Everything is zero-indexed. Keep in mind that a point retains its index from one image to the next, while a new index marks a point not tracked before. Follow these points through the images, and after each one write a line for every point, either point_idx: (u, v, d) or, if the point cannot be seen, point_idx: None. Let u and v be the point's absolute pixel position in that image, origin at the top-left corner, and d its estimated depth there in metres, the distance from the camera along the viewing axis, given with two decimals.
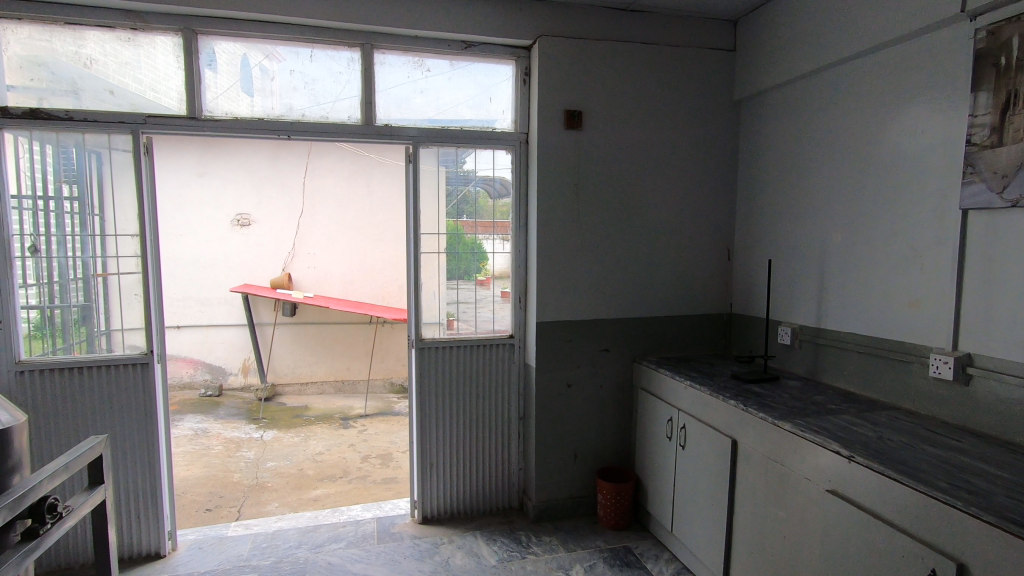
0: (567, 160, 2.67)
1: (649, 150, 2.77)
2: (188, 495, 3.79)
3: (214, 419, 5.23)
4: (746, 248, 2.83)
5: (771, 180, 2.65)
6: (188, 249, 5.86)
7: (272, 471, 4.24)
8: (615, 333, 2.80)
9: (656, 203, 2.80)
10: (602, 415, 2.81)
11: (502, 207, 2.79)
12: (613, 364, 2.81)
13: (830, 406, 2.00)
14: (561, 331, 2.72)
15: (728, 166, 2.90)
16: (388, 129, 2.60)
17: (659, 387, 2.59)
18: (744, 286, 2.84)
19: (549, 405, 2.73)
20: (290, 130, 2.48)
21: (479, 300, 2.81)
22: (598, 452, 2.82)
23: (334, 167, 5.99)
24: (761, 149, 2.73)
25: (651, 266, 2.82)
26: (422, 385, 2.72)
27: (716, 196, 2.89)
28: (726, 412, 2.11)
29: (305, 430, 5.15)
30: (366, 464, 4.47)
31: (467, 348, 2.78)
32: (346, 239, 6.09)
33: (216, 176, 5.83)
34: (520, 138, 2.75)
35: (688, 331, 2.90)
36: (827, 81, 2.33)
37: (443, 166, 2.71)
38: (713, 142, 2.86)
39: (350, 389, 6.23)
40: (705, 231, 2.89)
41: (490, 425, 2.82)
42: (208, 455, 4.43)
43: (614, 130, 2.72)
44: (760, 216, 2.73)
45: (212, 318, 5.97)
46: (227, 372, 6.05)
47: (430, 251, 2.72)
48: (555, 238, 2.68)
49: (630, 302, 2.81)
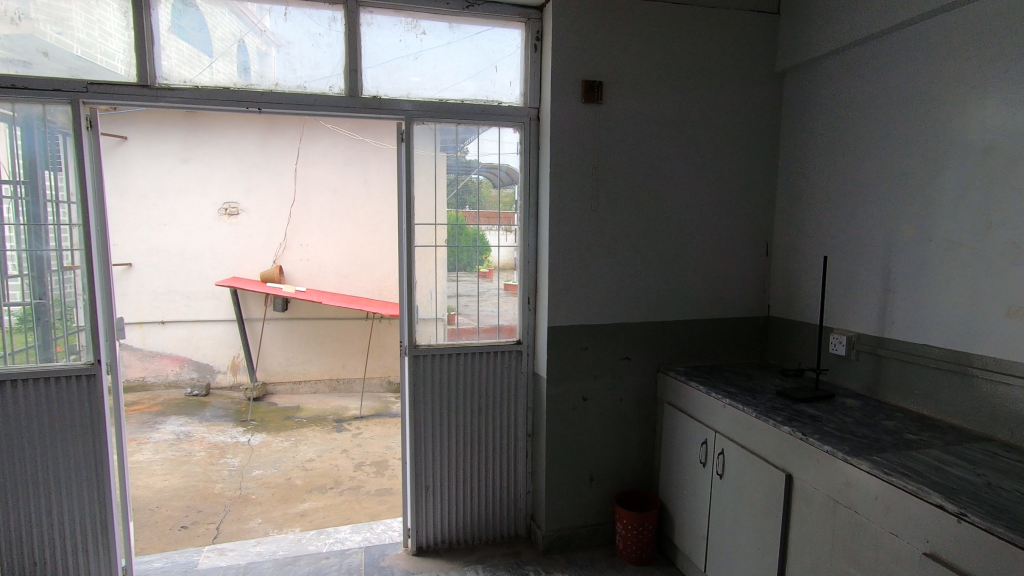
0: (585, 139, 2.31)
1: (678, 128, 2.41)
2: (164, 508, 3.47)
3: (198, 422, 4.91)
4: (789, 242, 2.46)
5: (823, 164, 2.29)
6: (173, 240, 5.53)
7: (257, 482, 3.92)
8: (637, 338, 2.45)
9: (686, 191, 2.44)
10: (621, 433, 2.47)
11: (508, 195, 2.44)
12: (635, 374, 2.46)
13: (907, 435, 1.65)
14: (576, 337, 2.37)
15: (769, 149, 2.53)
16: (377, 102, 2.24)
17: (690, 404, 2.24)
18: (785, 286, 2.49)
19: (562, 422, 2.39)
20: (262, 103, 2.13)
21: (482, 294, 2.45)
22: (617, 474, 2.48)
23: (328, 153, 5.62)
24: (810, 128, 2.37)
25: (679, 264, 2.47)
26: (416, 398, 2.38)
27: (754, 183, 2.53)
28: (778, 439, 1.76)
29: (296, 434, 4.83)
30: (360, 472, 4.14)
31: (468, 355, 2.43)
32: (341, 230, 5.74)
33: (202, 162, 5.47)
34: (529, 114, 2.38)
35: (719, 336, 2.55)
36: (900, 44, 1.96)
37: (441, 150, 2.35)
38: (752, 120, 2.49)
39: (345, 388, 5.91)
40: (741, 223, 2.53)
41: (494, 443, 2.48)
42: (188, 463, 4.11)
43: (640, 105, 2.36)
44: (806, 206, 2.37)
45: (199, 313, 5.64)
46: (215, 371, 5.72)
47: (425, 244, 2.37)
48: (571, 231, 2.32)
49: (656, 304, 2.46)
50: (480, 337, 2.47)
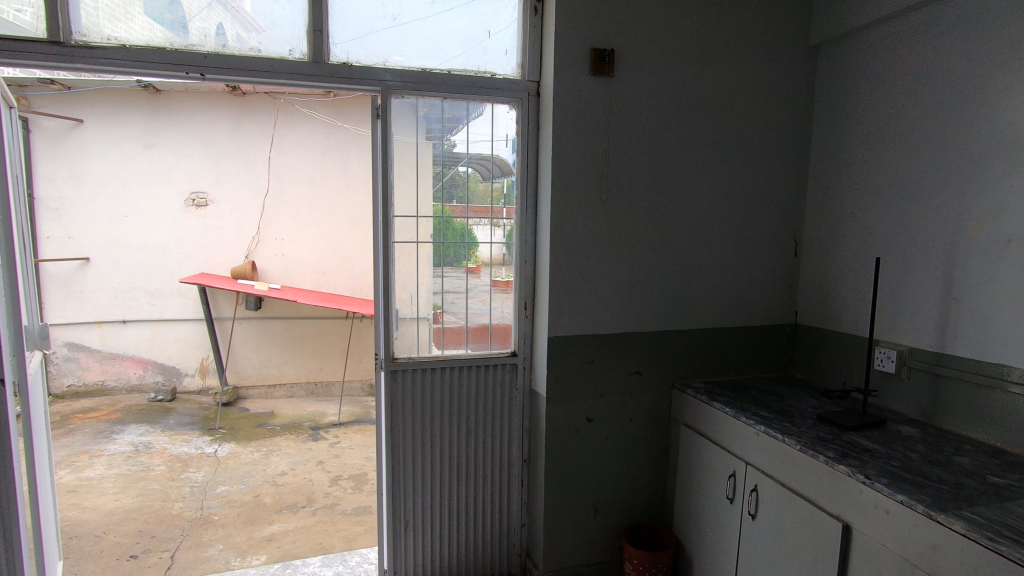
0: (593, 119, 1.97)
1: (699, 108, 2.09)
2: (112, 533, 3.09)
3: (161, 431, 4.52)
4: (823, 241, 2.17)
5: (865, 150, 1.99)
6: (136, 232, 5.11)
7: (221, 500, 3.54)
8: (649, 350, 2.13)
9: (707, 181, 2.13)
10: (630, 458, 2.16)
11: (499, 188, 2.09)
12: (646, 391, 2.15)
13: (994, 479, 1.35)
14: (580, 349, 2.05)
15: (800, 133, 2.22)
16: (347, 70, 1.88)
17: (712, 427, 1.93)
18: (817, 292, 2.19)
19: (563, 448, 2.07)
20: (205, 67, 1.77)
21: (471, 292, 2.12)
22: (625, 505, 2.17)
23: (305, 140, 5.23)
24: (850, 110, 2.06)
25: (697, 265, 2.16)
26: (393, 421, 2.04)
27: (783, 173, 2.22)
28: (830, 480, 1.46)
29: (267, 443, 4.45)
30: (336, 488, 3.79)
31: (455, 369, 2.09)
32: (318, 223, 5.35)
33: (167, 147, 5.05)
34: (528, 88, 2.05)
35: (741, 347, 2.25)
36: (968, 6, 1.66)
37: (423, 128, 2.01)
38: (782, 101, 2.18)
39: (324, 392, 5.55)
40: (768, 219, 2.22)
41: (485, 469, 2.16)
42: (146, 479, 3.72)
43: (656, 80, 2.03)
44: (844, 199, 2.07)
45: (164, 312, 5.23)
46: (182, 374, 5.32)
47: (404, 240, 2.03)
48: (575, 226, 1.99)
49: (670, 310, 2.14)
50: (467, 348, 2.14)
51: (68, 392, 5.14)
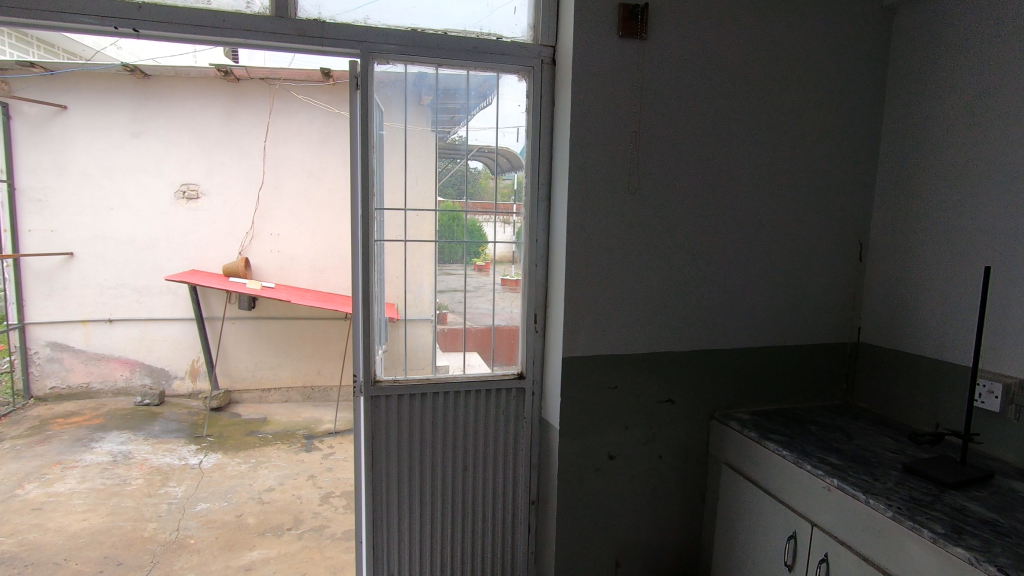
0: (620, 92, 1.61)
1: (749, 81, 1.72)
2: (74, 559, 2.79)
3: (144, 439, 4.22)
4: (897, 244, 1.79)
5: (960, 132, 1.60)
6: (122, 226, 4.82)
7: (199, 521, 3.23)
8: (684, 373, 1.77)
9: (757, 170, 1.76)
10: (659, 501, 1.80)
11: (506, 184, 1.75)
12: (679, 423, 1.79)
13: None
14: (602, 372, 1.69)
15: (869, 113, 1.85)
16: (318, 28, 1.53)
17: (764, 474, 1.57)
18: (889, 306, 1.81)
19: (578, 491, 1.71)
20: (138, 21, 1.43)
21: (472, 296, 1.77)
22: (652, 557, 1.82)
23: (302, 129, 4.90)
24: (938, 83, 1.67)
25: (744, 271, 1.79)
26: (374, 456, 1.70)
27: (848, 162, 1.85)
28: (937, 565, 1.09)
29: (257, 454, 4.14)
30: (326, 508, 3.46)
31: (451, 394, 1.74)
32: (316, 218, 5.03)
33: (156, 135, 4.75)
34: (542, 57, 1.69)
35: (793, 370, 1.88)
36: None
37: (415, 123, 1.67)
38: (848, 73, 1.81)
39: (321, 397, 5.24)
40: (829, 217, 1.85)
41: (484, 511, 1.81)
42: (120, 495, 3.42)
43: (699, 44, 1.66)
44: (929, 193, 1.69)
45: (152, 311, 4.93)
46: (171, 376, 5.03)
47: (391, 239, 1.69)
48: (597, 224, 1.63)
49: (710, 326, 1.78)
50: (465, 352, 1.79)
51: (51, 394, 4.88)
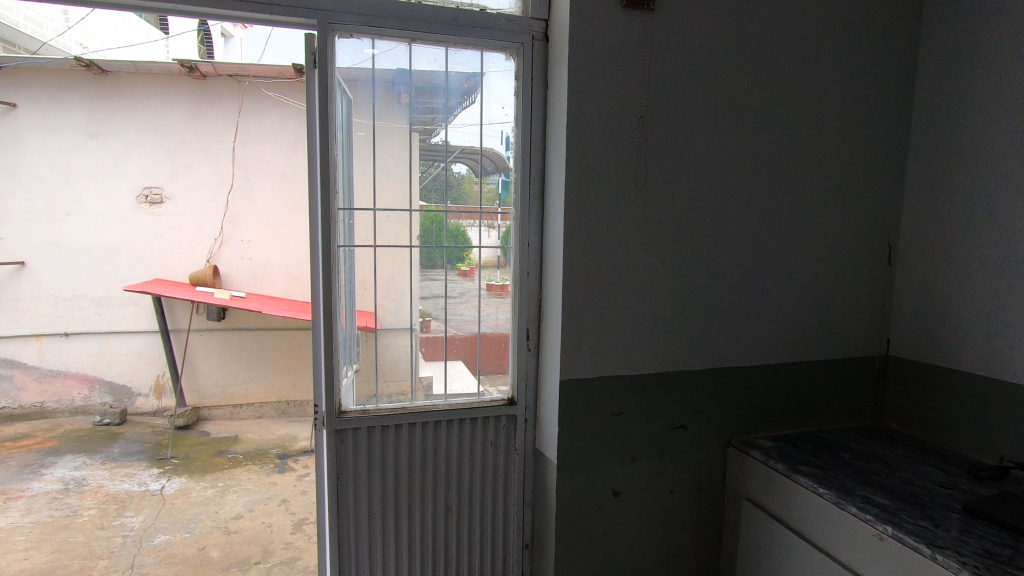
0: (625, 72, 1.39)
1: (770, 63, 1.52)
2: None
3: (101, 463, 3.89)
4: (933, 246, 1.60)
5: (1010, 117, 1.41)
6: (79, 232, 4.49)
7: (156, 556, 2.92)
8: (698, 394, 1.55)
9: (778, 164, 1.56)
10: (670, 541, 1.58)
11: (491, 187, 1.52)
12: (693, 452, 1.57)
13: None
14: (606, 396, 1.47)
15: (898, 100, 1.66)
16: None
17: (797, 515, 1.35)
18: (924, 316, 1.62)
19: (580, 533, 1.48)
20: None
21: (455, 308, 1.53)
22: None
23: (275, 128, 4.63)
24: (981, 64, 1.48)
25: (764, 278, 1.58)
26: (340, 500, 1.45)
27: (876, 155, 1.65)
28: None
29: (225, 477, 3.84)
30: (299, 537, 3.17)
31: (431, 424, 1.50)
32: (290, 222, 4.75)
33: (115, 135, 4.44)
34: (532, 33, 1.47)
35: (817, 388, 1.68)
36: None
37: (388, 120, 1.44)
38: (877, 55, 1.62)
39: (297, 412, 4.94)
40: (856, 216, 1.65)
41: (471, 557, 1.57)
42: (69, 528, 3.10)
43: (714, 20, 1.45)
44: (973, 187, 1.49)
45: (112, 323, 4.60)
46: (134, 393, 4.69)
47: (360, 244, 1.45)
48: (599, 226, 1.41)
49: (727, 341, 1.57)
50: (448, 372, 1.55)
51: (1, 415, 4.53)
